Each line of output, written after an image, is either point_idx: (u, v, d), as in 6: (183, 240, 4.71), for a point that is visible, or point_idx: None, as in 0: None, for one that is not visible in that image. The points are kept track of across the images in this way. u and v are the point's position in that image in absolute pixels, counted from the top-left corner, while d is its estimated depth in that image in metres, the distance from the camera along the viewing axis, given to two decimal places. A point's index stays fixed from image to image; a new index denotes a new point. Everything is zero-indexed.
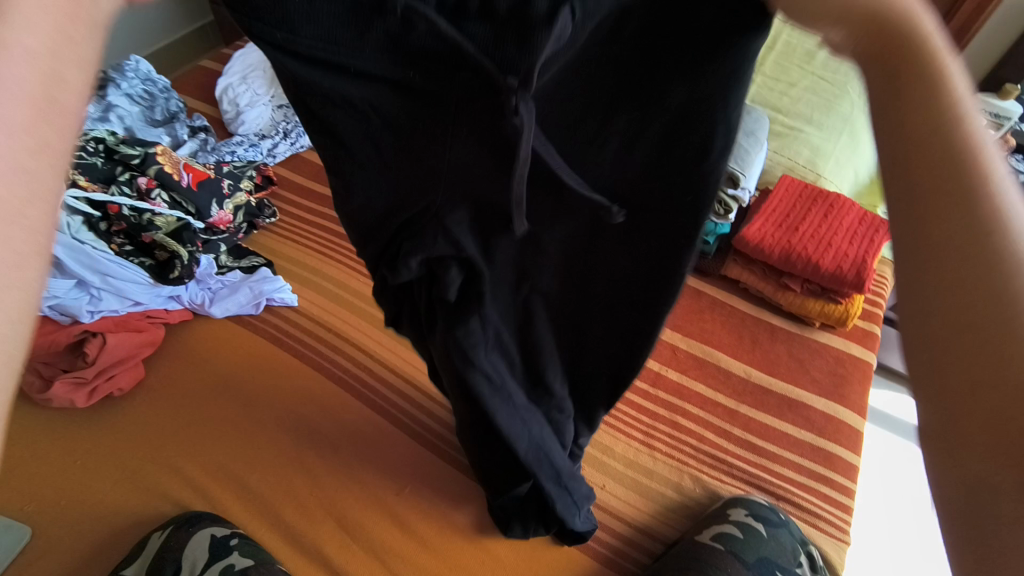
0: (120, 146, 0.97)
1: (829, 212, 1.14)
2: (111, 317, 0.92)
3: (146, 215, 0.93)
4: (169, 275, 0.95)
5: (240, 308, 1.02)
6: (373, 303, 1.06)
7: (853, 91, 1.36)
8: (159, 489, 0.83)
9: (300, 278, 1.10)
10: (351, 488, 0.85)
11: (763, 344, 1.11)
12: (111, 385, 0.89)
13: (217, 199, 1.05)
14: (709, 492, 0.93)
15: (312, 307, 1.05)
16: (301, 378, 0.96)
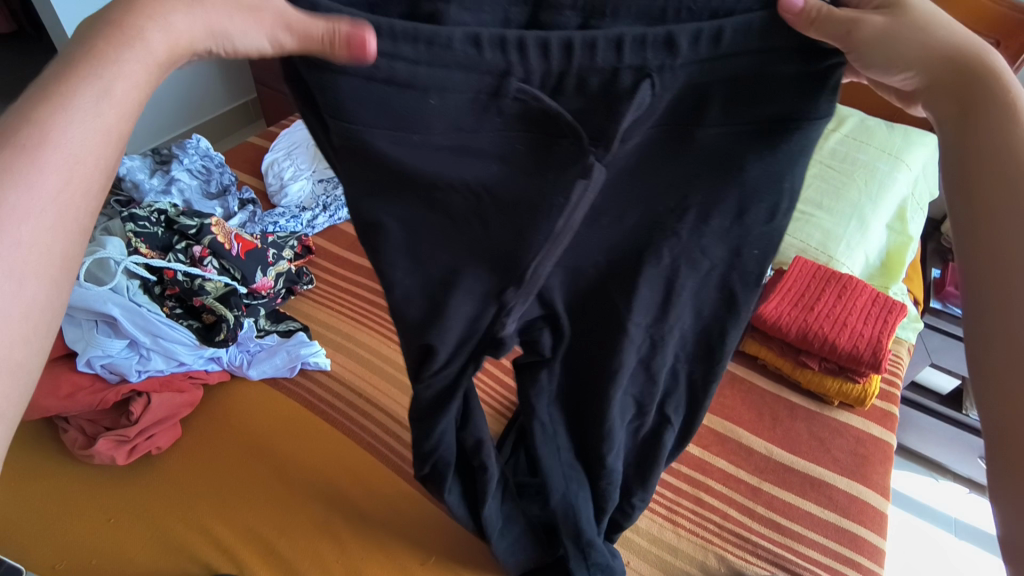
0: (179, 217, 1.05)
1: (844, 292, 1.18)
2: (156, 377, 0.96)
3: (198, 280, 1.00)
4: (215, 338, 0.99)
5: (275, 371, 1.06)
6: (403, 369, 1.10)
7: (860, 179, 1.43)
8: (187, 549, 0.84)
9: (333, 343, 1.14)
10: (378, 556, 0.86)
11: (784, 421, 1.13)
12: (150, 443, 0.91)
13: (262, 266, 1.11)
14: (734, 571, 0.93)
15: (344, 372, 1.09)
16: (332, 441, 0.98)
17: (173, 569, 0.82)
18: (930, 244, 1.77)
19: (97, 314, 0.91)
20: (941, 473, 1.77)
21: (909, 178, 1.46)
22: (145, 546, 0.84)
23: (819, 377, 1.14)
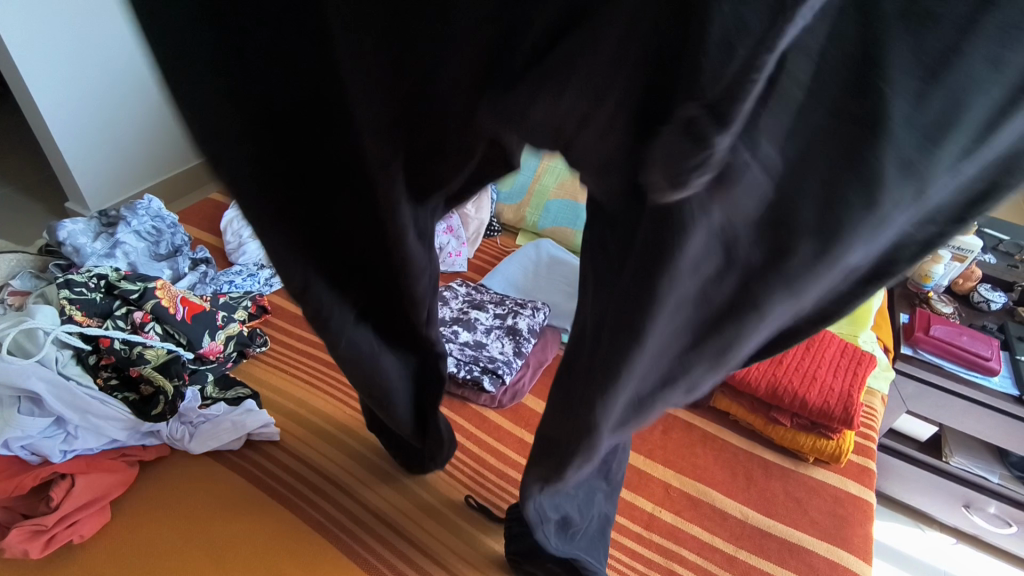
0: (121, 281, 1.01)
1: (811, 345, 1.17)
2: (84, 456, 0.89)
3: (137, 348, 0.95)
4: (151, 411, 0.94)
5: (220, 445, 0.98)
6: (358, 437, 1.05)
7: None
8: None
9: (286, 410, 1.08)
10: None
11: (759, 481, 1.08)
12: (71, 532, 0.83)
13: (210, 330, 1.07)
14: None
15: (296, 442, 1.03)
16: (279, 520, 0.91)
17: None
18: (898, 288, 1.77)
19: (18, 390, 0.84)
20: (927, 523, 1.72)
21: None
22: None
23: (792, 433, 1.11)
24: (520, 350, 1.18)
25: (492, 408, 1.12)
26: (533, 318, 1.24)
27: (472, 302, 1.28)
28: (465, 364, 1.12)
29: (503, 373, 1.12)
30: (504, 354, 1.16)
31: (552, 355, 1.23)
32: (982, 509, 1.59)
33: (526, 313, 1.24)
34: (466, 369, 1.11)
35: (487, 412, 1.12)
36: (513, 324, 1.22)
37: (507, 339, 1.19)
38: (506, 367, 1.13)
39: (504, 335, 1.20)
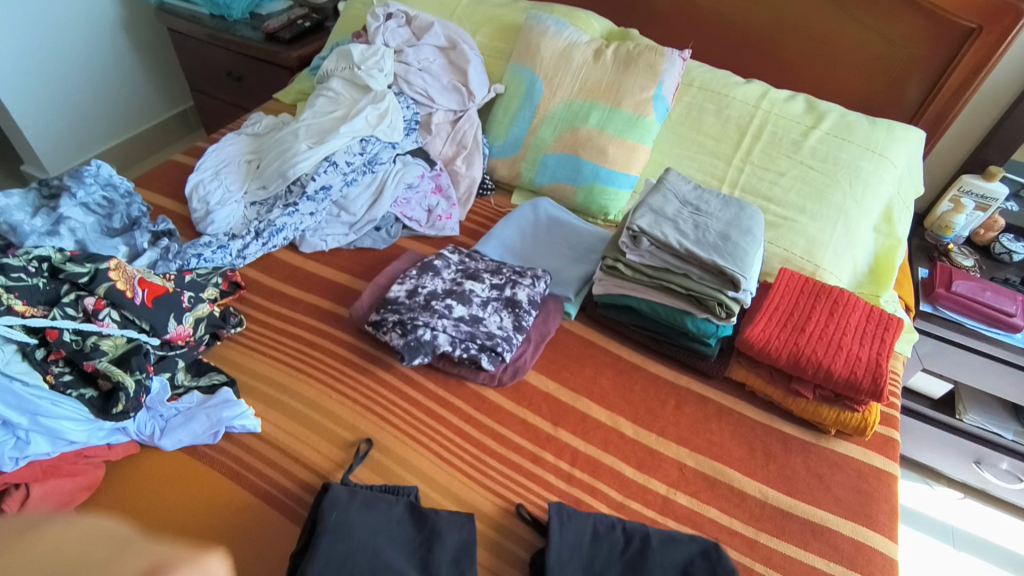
0: (67, 264, 0.88)
1: (835, 310, 1.08)
2: (39, 462, 0.79)
3: (91, 338, 0.85)
4: (112, 410, 0.82)
5: (195, 438, 0.90)
6: (346, 424, 0.96)
7: (844, 179, 1.31)
8: None
9: (266, 397, 0.99)
10: None
11: (778, 457, 1.01)
12: None
13: (176, 314, 0.96)
14: None
15: (275, 431, 0.95)
16: (262, 522, 0.83)
17: None
18: (915, 240, 1.67)
19: None
20: (936, 479, 1.69)
21: (894, 176, 1.35)
22: None
23: (814, 405, 1.03)
24: (521, 324, 1.08)
25: (492, 387, 1.04)
26: (533, 288, 1.14)
27: (467, 271, 1.16)
28: (461, 342, 1.02)
29: (502, 350, 1.03)
30: (503, 329, 1.06)
31: (554, 327, 1.15)
32: (994, 465, 1.55)
33: (525, 283, 1.14)
34: (463, 348, 1.02)
35: (485, 392, 1.04)
36: (512, 296, 1.11)
37: (505, 312, 1.09)
38: (505, 344, 1.04)
39: (501, 308, 1.10)
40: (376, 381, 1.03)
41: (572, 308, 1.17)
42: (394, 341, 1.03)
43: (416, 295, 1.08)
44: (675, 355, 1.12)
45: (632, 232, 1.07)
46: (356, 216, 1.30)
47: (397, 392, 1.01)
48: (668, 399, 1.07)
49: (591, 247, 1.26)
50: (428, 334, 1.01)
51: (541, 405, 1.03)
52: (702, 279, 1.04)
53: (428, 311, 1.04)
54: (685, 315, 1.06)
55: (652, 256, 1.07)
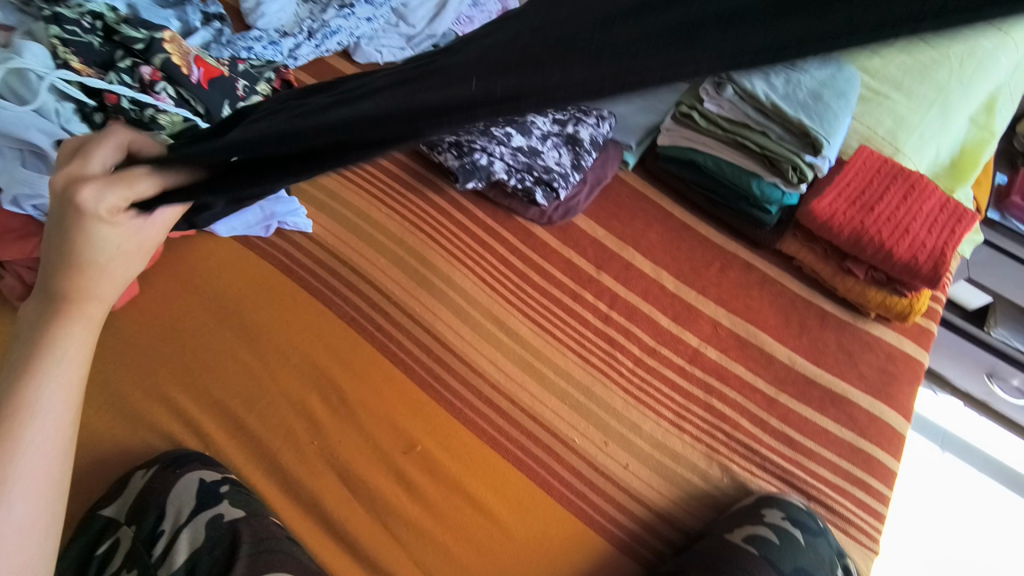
0: (122, 26, 0.85)
1: (909, 194, 1.01)
2: None
3: (149, 111, 0.81)
4: None
5: (247, 229, 0.92)
6: (394, 237, 0.97)
7: (956, 57, 1.17)
8: (148, 421, 0.77)
9: (316, 202, 0.99)
10: (359, 438, 0.79)
11: (812, 330, 1.01)
12: None
13: (230, 101, 0.92)
14: (737, 483, 0.85)
15: (327, 235, 0.96)
16: (307, 312, 0.88)
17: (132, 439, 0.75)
18: (1001, 143, 1.54)
19: (21, 142, 0.74)
20: (940, 385, 1.69)
21: (1011, 60, 1.22)
22: (99, 413, 0.76)
23: (862, 286, 1.01)
24: (580, 164, 1.02)
25: (541, 224, 1.02)
26: (596, 129, 1.05)
27: None
28: (517, 172, 0.99)
29: (558, 187, 0.99)
30: (561, 166, 1.00)
31: (611, 173, 1.08)
32: (1004, 379, 1.52)
33: (589, 122, 1.05)
34: (518, 178, 0.99)
35: (534, 229, 1.02)
36: (574, 133, 1.03)
37: (565, 149, 1.02)
38: (562, 181, 0.99)
39: (562, 144, 1.02)
40: (425, 201, 1.01)
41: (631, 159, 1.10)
42: (448, 163, 0.99)
43: None
44: (728, 219, 1.07)
45: (715, 77, 0.95)
46: (415, 28, 1.22)
47: (445, 214, 1.00)
48: (713, 261, 1.05)
49: None
50: (484, 160, 0.98)
51: (588, 250, 1.02)
52: (781, 140, 0.95)
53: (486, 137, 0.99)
54: (751, 176, 0.99)
55: (732, 108, 0.97)
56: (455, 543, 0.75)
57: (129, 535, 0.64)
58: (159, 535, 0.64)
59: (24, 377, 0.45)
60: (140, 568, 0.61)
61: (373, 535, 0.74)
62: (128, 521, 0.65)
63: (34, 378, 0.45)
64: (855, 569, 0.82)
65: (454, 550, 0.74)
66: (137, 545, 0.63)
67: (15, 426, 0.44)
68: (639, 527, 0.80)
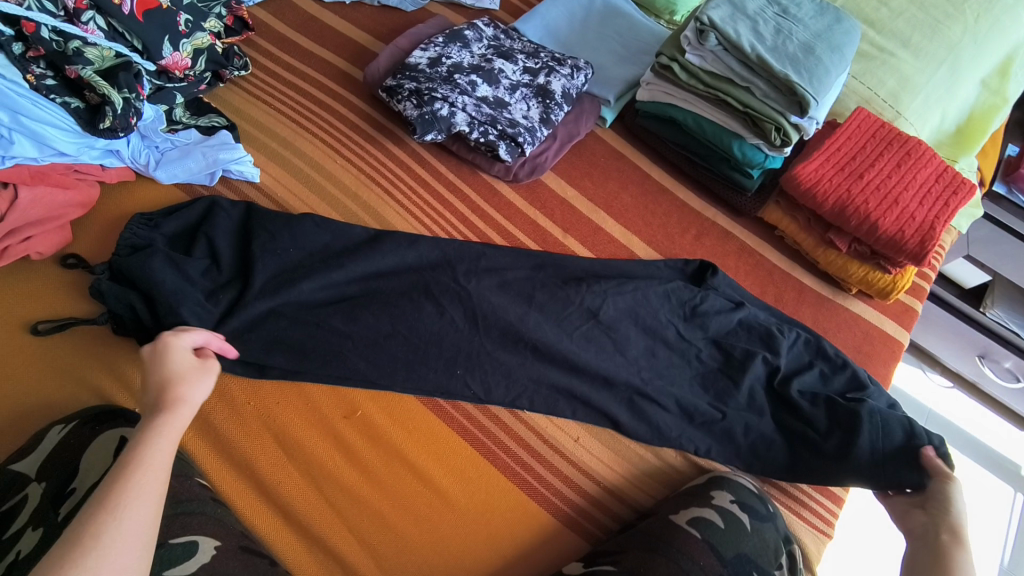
0: None
1: (902, 162, 0.94)
2: (27, 166, 0.76)
3: (74, 43, 0.75)
4: (100, 125, 0.78)
5: (191, 176, 0.86)
6: (347, 191, 0.91)
7: (970, 12, 1.11)
8: (76, 374, 0.73)
9: (267, 150, 0.93)
10: (295, 401, 0.76)
11: (789, 304, 0.95)
12: (27, 247, 0.76)
13: (171, 37, 0.85)
14: (692, 462, 0.81)
15: (274, 186, 0.89)
16: None
17: (57, 392, 0.72)
18: (1015, 112, 1.44)
19: None
20: (931, 365, 1.64)
21: None
22: (25, 364, 0.73)
23: (844, 260, 0.94)
24: (549, 118, 0.94)
25: (506, 181, 0.96)
26: (570, 81, 0.97)
27: (499, 50, 1.00)
28: (481, 125, 0.91)
29: (524, 143, 0.91)
30: (529, 118, 0.93)
31: (585, 130, 1.01)
32: (997, 362, 1.46)
33: (563, 72, 0.97)
34: (481, 132, 0.90)
35: (498, 186, 0.96)
36: (545, 85, 0.96)
37: (535, 102, 0.95)
38: (529, 136, 0.91)
39: (532, 97, 0.95)
40: (383, 153, 0.95)
41: (609, 114, 1.02)
42: (407, 112, 0.92)
43: (440, 65, 0.95)
44: (708, 183, 1.00)
45: (698, 24, 0.88)
46: None
47: (404, 168, 0.94)
48: (689, 228, 0.98)
49: (645, 48, 1.06)
50: (446, 110, 0.90)
51: (554, 211, 0.96)
52: (765, 97, 0.87)
53: (448, 84, 0.92)
54: (732, 137, 0.91)
55: (715, 60, 0.89)
56: (391, 511, 0.72)
57: (37, 492, 0.59)
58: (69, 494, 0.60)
59: (127, 462, 0.49)
60: (44, 530, 0.56)
61: (306, 500, 0.71)
62: (38, 478, 0.61)
63: (137, 467, 0.48)
64: (808, 554, 0.79)
65: (389, 518, 0.72)
66: (44, 502, 0.58)
67: (129, 490, 0.47)
68: (585, 501, 0.77)
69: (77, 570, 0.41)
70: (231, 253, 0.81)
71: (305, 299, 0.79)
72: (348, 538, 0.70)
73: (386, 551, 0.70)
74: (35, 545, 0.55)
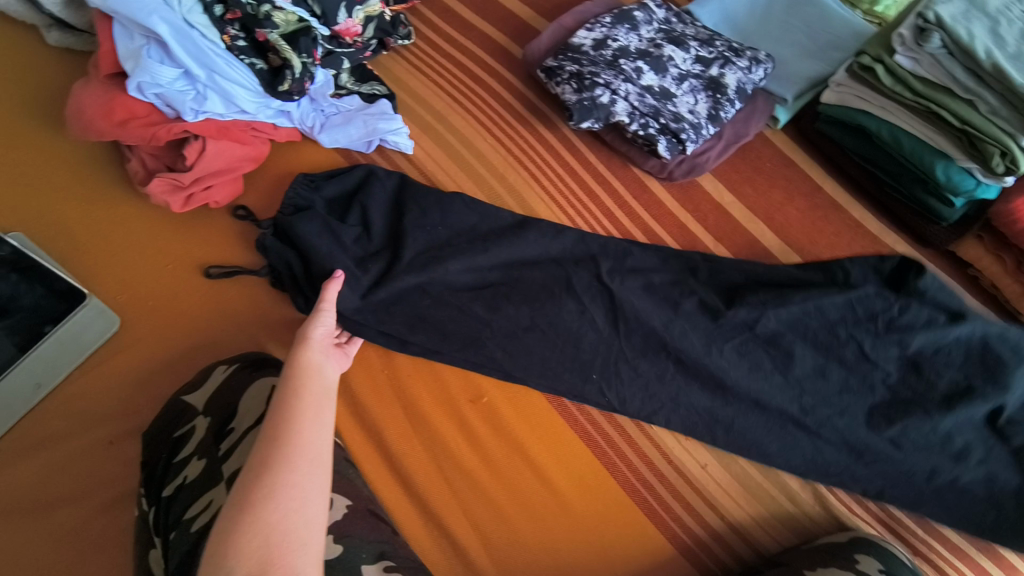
0: None
1: None
2: (215, 121, 0.82)
3: (264, 6, 0.78)
4: (279, 87, 0.81)
5: (350, 143, 0.89)
6: (495, 172, 0.89)
7: None
8: (239, 319, 0.80)
9: (421, 121, 0.93)
10: (427, 374, 0.78)
11: None
12: (208, 196, 0.82)
13: (347, 4, 0.87)
14: (832, 515, 0.73)
15: (425, 159, 0.90)
16: None
17: (224, 334, 0.79)
18: None
19: (146, 29, 0.74)
20: None
21: None
22: (200, 305, 0.81)
23: None
24: (718, 114, 0.86)
25: (659, 179, 0.90)
26: (747, 74, 0.88)
27: (670, 34, 0.92)
28: (642, 116, 0.85)
29: (687, 140, 0.84)
30: (695, 114, 0.85)
31: (755, 130, 0.91)
32: None
33: (740, 64, 0.88)
34: (642, 124, 0.85)
35: (650, 184, 0.90)
36: (717, 77, 0.87)
37: (704, 95, 0.87)
38: (693, 133, 0.84)
39: (701, 89, 0.87)
40: (534, 136, 0.93)
41: (782, 114, 0.92)
42: (565, 95, 0.88)
43: (605, 48, 0.89)
44: (893, 205, 0.87)
45: (921, 20, 0.75)
46: None
47: (553, 154, 0.91)
48: (861, 253, 0.87)
49: (837, 42, 0.93)
50: (606, 97, 0.85)
51: (707, 216, 0.89)
52: (994, 114, 0.73)
53: (612, 70, 0.86)
54: (938, 156, 0.78)
55: (933, 65, 0.77)
56: (506, 503, 0.72)
57: (204, 425, 0.63)
58: (228, 432, 0.61)
59: (288, 421, 0.57)
60: (208, 460, 0.59)
61: (426, 475, 0.73)
62: (205, 412, 0.64)
63: (297, 423, 0.57)
64: None
65: (503, 510, 0.71)
66: (208, 436, 0.61)
67: (293, 446, 0.55)
68: (705, 533, 0.72)
69: (263, 518, 0.49)
70: (383, 223, 0.83)
71: (451, 280, 0.80)
72: (461, 521, 0.71)
73: (497, 541, 0.70)
74: (199, 473, 0.58)
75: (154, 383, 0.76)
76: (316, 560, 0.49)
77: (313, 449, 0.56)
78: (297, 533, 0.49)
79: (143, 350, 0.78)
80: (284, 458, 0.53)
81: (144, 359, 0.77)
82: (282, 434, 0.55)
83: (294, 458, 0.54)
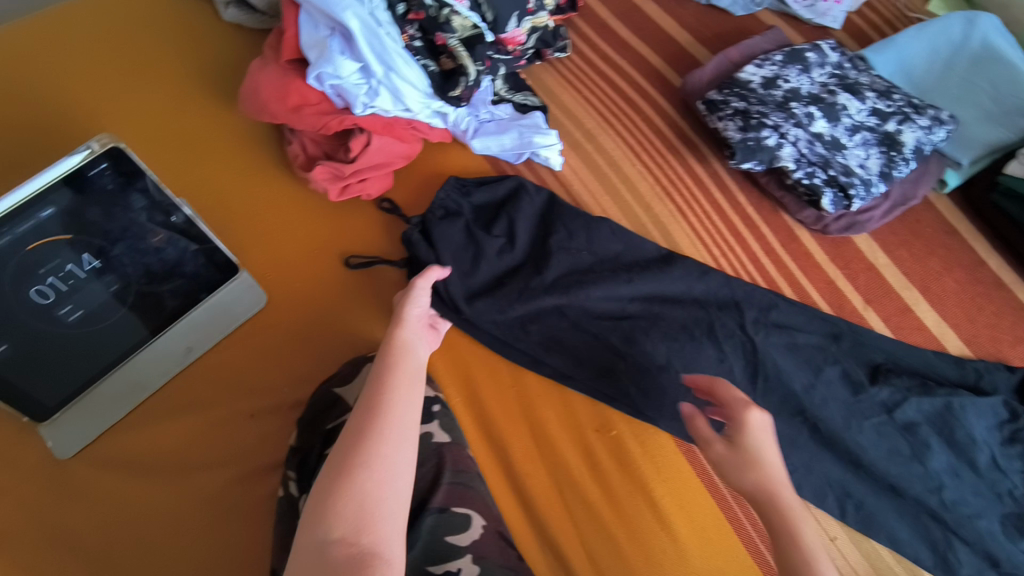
0: None
1: None
2: (381, 117, 0.83)
3: (446, 11, 0.79)
4: (450, 92, 0.82)
5: (502, 151, 0.89)
6: (641, 199, 0.88)
7: None
8: (378, 314, 0.82)
9: (570, 138, 0.92)
10: (555, 398, 0.77)
11: None
12: (362, 188, 0.84)
13: (518, 13, 0.86)
14: None
15: (572, 177, 0.89)
16: None
17: (363, 326, 0.81)
18: None
19: (334, 21, 0.76)
20: None
21: None
22: (341, 293, 0.83)
23: None
24: (890, 173, 0.82)
25: (812, 230, 0.87)
26: (927, 134, 0.83)
27: (844, 81, 0.88)
28: (809, 164, 0.82)
29: (856, 196, 0.80)
30: (866, 169, 0.82)
31: (922, 193, 0.87)
32: None
33: (920, 122, 0.84)
34: (807, 172, 0.81)
35: (800, 233, 0.87)
36: (893, 133, 0.84)
37: (876, 150, 0.83)
38: (863, 190, 0.80)
39: (874, 143, 0.83)
40: (684, 167, 0.90)
41: (953, 179, 0.89)
42: (727, 131, 0.84)
43: (775, 88, 0.86)
44: None
45: None
46: None
47: (702, 189, 0.89)
48: None
49: None
50: (773, 140, 0.81)
51: (858, 275, 0.85)
52: None
53: (782, 112, 0.83)
54: None
55: None
56: (626, 543, 0.70)
57: None
58: None
59: (378, 388, 0.58)
60: None
61: (547, 500, 0.72)
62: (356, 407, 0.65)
63: (385, 390, 0.57)
64: None
65: (624, 550, 0.70)
66: None
67: (381, 412, 0.55)
68: None
69: (349, 480, 0.49)
70: (529, 238, 0.83)
71: (590, 305, 0.79)
72: (580, 554, 0.69)
73: None
74: None
75: (294, 364, 0.78)
76: (401, 538, 0.49)
77: (403, 419, 0.56)
78: (386, 508, 0.49)
79: (286, 330, 0.80)
80: (369, 422, 0.54)
81: (287, 339, 0.80)
82: (372, 400, 0.56)
83: (381, 425, 0.54)
